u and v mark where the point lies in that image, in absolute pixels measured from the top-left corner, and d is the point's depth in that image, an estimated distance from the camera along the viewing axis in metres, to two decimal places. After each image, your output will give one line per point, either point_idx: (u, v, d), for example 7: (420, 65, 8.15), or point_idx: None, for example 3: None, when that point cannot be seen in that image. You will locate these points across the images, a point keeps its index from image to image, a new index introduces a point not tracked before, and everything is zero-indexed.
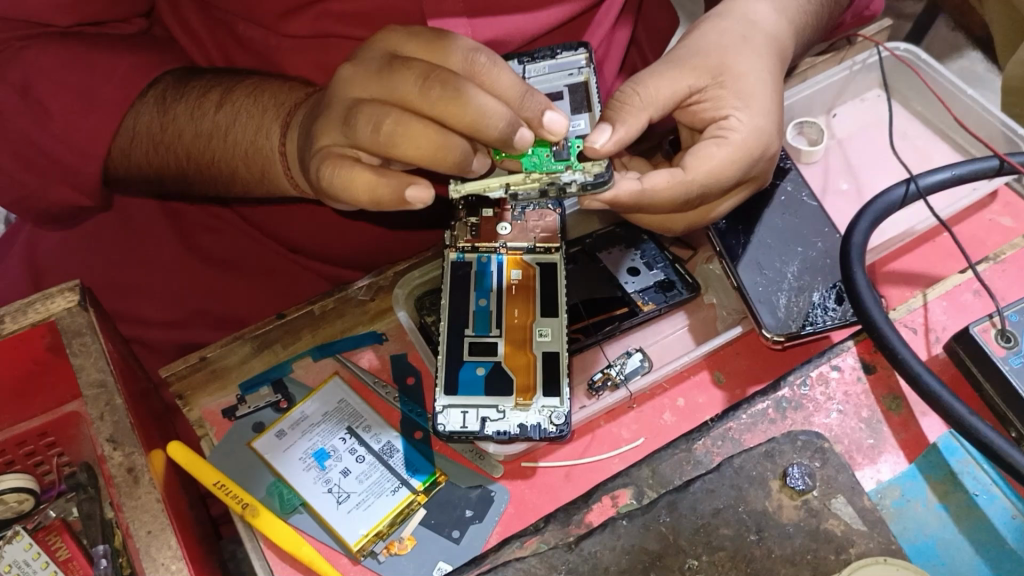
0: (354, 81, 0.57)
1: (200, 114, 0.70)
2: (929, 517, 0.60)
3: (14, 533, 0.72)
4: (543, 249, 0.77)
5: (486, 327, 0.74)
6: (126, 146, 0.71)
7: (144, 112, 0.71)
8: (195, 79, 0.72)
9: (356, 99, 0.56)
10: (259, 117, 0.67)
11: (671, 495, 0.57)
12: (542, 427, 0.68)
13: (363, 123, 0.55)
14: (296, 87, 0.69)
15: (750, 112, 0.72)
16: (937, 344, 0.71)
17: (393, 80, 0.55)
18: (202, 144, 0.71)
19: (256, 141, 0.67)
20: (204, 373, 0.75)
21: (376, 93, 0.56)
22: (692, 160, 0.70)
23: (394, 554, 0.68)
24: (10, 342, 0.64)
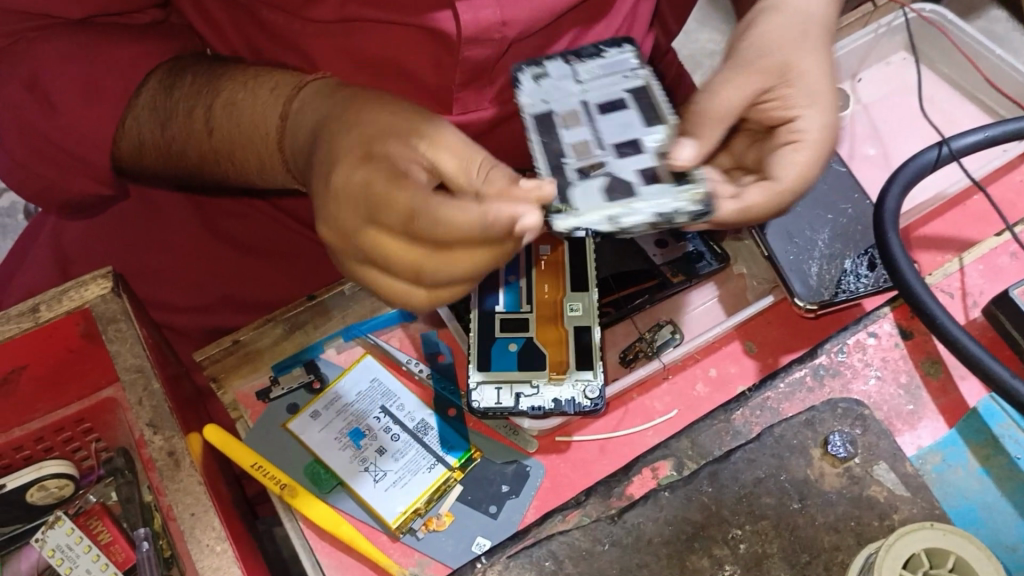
0: (340, 192, 0.52)
1: (197, 110, 0.66)
2: (970, 481, 0.61)
3: (56, 518, 0.73)
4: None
5: (516, 303, 0.74)
6: (130, 154, 0.68)
7: (142, 109, 0.67)
8: (179, 84, 0.67)
9: (355, 220, 0.52)
10: (252, 131, 0.63)
11: (712, 466, 0.58)
12: (577, 402, 0.68)
13: (359, 242, 0.52)
14: (280, 87, 0.63)
15: (820, 110, 0.67)
16: (975, 308, 0.70)
17: (366, 201, 0.51)
18: (206, 143, 0.66)
19: (261, 138, 0.63)
20: (239, 357, 0.76)
21: (359, 210, 0.51)
22: (777, 169, 0.66)
23: (433, 531, 0.68)
24: (46, 331, 0.64)
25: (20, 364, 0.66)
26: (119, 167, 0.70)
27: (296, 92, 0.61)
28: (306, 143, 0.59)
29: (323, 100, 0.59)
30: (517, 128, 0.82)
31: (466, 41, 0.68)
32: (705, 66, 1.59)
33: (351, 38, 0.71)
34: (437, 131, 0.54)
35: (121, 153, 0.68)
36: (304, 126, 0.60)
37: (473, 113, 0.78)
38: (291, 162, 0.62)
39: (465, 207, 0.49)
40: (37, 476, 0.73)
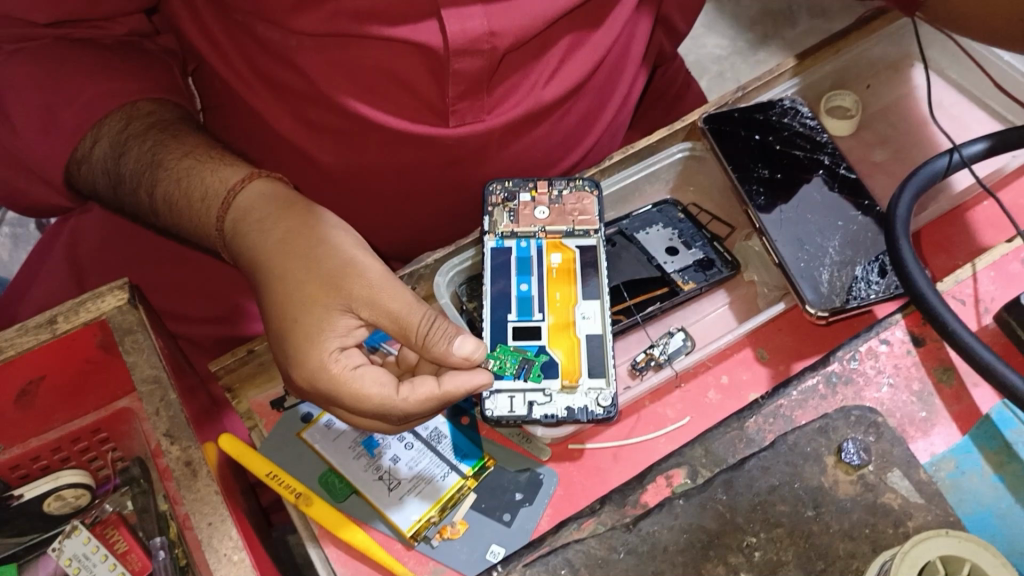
0: (306, 386, 0.64)
1: (143, 187, 0.72)
2: (985, 488, 0.61)
3: (73, 528, 0.73)
4: (582, 231, 0.77)
5: (529, 312, 0.74)
6: (87, 189, 0.76)
7: (97, 170, 0.73)
8: (128, 154, 0.72)
9: (320, 401, 0.66)
10: (193, 223, 0.70)
11: (727, 474, 0.58)
12: (590, 410, 0.68)
13: (328, 404, 0.66)
14: (213, 200, 0.69)
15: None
16: (987, 314, 0.71)
17: (329, 383, 0.63)
18: (153, 217, 0.73)
19: (200, 229, 0.70)
20: (251, 368, 0.77)
21: (321, 383, 0.63)
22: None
23: (447, 539, 0.68)
24: (63, 342, 0.65)
25: (37, 375, 0.66)
26: (73, 185, 0.76)
27: (230, 206, 0.68)
28: (249, 266, 0.67)
29: (259, 228, 0.66)
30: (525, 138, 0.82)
31: (457, 53, 0.69)
32: (710, 71, 1.60)
33: (343, 50, 0.72)
34: (372, 296, 0.65)
35: (76, 179, 0.74)
36: (247, 254, 0.67)
37: (470, 126, 0.77)
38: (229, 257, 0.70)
39: (425, 387, 0.62)
40: (54, 486, 0.73)
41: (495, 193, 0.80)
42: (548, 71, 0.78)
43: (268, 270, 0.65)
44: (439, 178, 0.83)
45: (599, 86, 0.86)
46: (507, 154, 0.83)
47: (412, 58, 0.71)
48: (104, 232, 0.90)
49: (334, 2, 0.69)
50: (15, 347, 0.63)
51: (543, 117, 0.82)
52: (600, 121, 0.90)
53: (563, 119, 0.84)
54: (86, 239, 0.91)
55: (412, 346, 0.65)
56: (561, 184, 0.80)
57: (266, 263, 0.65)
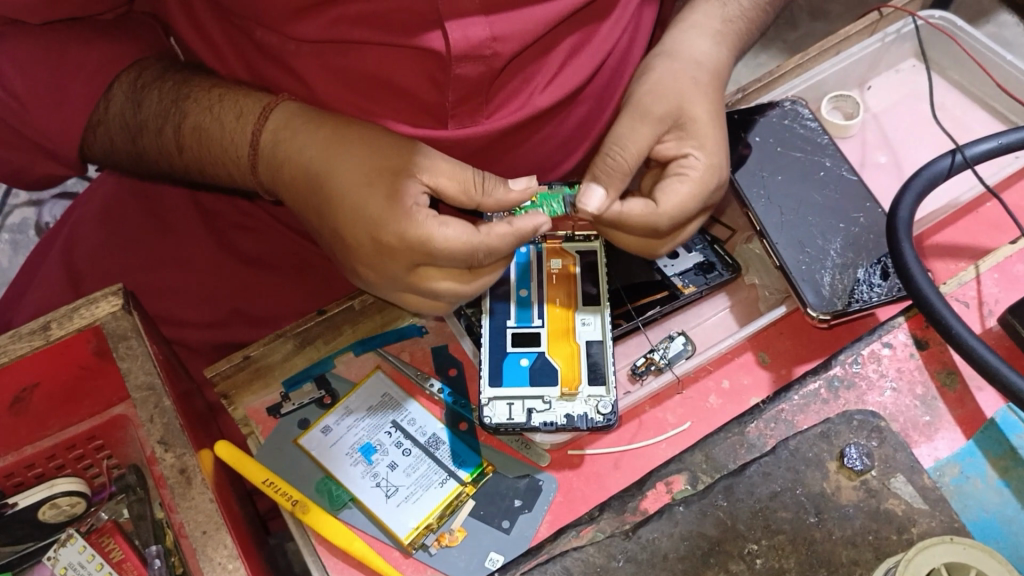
0: (397, 244, 0.64)
1: (167, 117, 0.70)
2: (989, 493, 0.61)
3: (69, 536, 0.71)
4: (581, 237, 0.77)
5: (528, 318, 0.73)
6: (100, 153, 0.74)
7: (116, 108, 0.70)
8: (147, 99, 0.70)
9: (405, 265, 0.66)
10: (224, 148, 0.68)
11: (727, 480, 0.58)
12: (589, 417, 0.67)
13: (406, 268, 0.66)
14: (250, 113, 0.67)
15: (707, 148, 0.71)
16: (991, 317, 0.70)
17: (417, 234, 0.63)
18: (177, 146, 0.71)
19: (229, 144, 0.68)
20: (249, 373, 0.75)
21: (409, 238, 0.63)
22: (659, 196, 0.69)
23: (445, 547, 0.68)
24: (55, 349, 0.64)
25: (31, 381, 0.65)
26: (83, 155, 0.74)
27: (268, 117, 0.66)
28: (301, 177, 0.66)
29: (302, 132, 0.65)
30: (523, 139, 0.82)
31: (456, 59, 0.68)
32: None
33: (345, 56, 0.71)
34: (430, 159, 0.65)
35: (89, 148, 0.73)
36: (298, 161, 0.65)
37: (467, 128, 0.76)
38: (265, 178, 0.68)
39: (504, 225, 0.65)
40: (49, 493, 0.73)
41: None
42: (547, 73, 0.77)
43: (322, 170, 0.65)
44: None
45: (601, 89, 0.85)
46: (505, 156, 0.83)
47: (414, 65, 0.70)
48: (100, 236, 0.90)
49: (338, 9, 0.67)
50: (8, 354, 0.62)
51: (545, 119, 0.81)
52: (601, 123, 0.89)
53: (566, 122, 0.83)
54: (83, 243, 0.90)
55: (472, 202, 0.66)
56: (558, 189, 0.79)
57: (322, 159, 0.65)
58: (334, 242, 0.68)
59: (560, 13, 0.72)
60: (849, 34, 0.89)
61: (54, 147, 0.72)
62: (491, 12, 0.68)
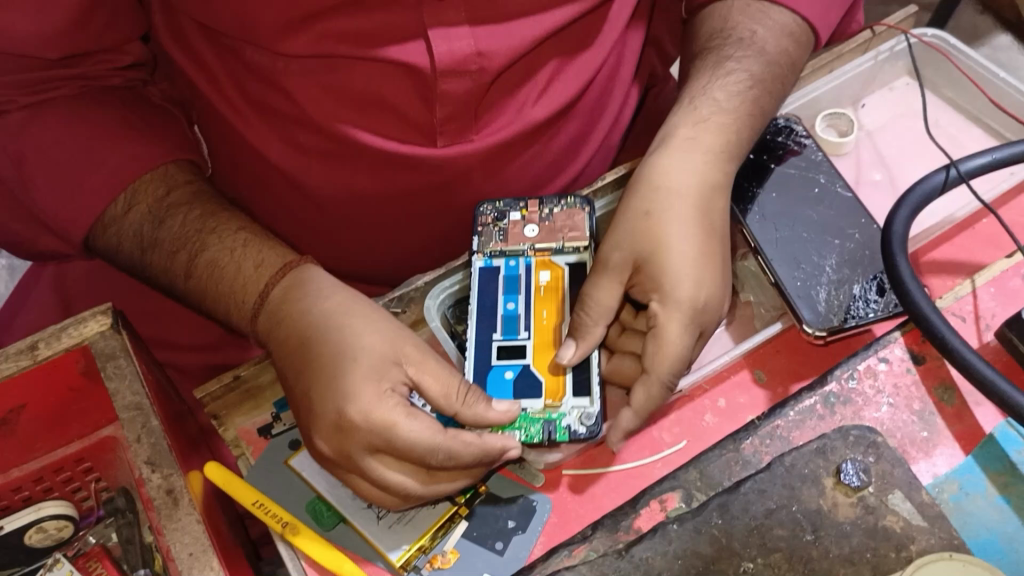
0: (358, 420, 0.63)
1: (184, 243, 0.74)
2: (990, 510, 0.60)
3: (54, 560, 0.69)
4: (571, 248, 0.75)
5: (514, 330, 0.72)
6: (106, 246, 0.77)
7: (137, 215, 0.75)
8: (170, 220, 0.75)
9: (361, 446, 0.63)
10: (232, 289, 0.72)
11: (722, 497, 0.57)
12: (571, 428, 0.65)
13: (360, 439, 0.63)
14: (258, 278, 0.71)
15: (675, 291, 0.70)
16: (988, 331, 0.69)
17: (395, 438, 0.63)
18: (185, 274, 0.74)
19: (237, 290, 0.72)
20: (239, 394, 0.74)
21: (380, 432, 0.63)
22: (648, 360, 0.68)
23: (437, 569, 0.66)
24: (43, 370, 0.63)
25: (19, 403, 0.65)
26: (87, 240, 0.77)
27: (283, 275, 0.71)
28: (289, 344, 0.68)
29: (311, 297, 0.69)
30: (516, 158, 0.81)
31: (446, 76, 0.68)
32: None
33: (336, 73, 0.72)
34: (422, 356, 0.67)
35: (97, 239, 0.77)
36: (294, 324, 0.69)
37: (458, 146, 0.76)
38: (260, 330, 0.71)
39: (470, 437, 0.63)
40: (37, 516, 0.72)
41: (484, 215, 0.78)
42: (533, 90, 0.77)
43: (328, 322, 0.68)
44: (431, 200, 0.82)
45: (592, 104, 0.85)
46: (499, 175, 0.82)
47: (404, 82, 0.71)
48: (93, 258, 0.89)
49: (324, 23, 0.68)
50: None
51: (536, 137, 0.81)
52: (593, 142, 0.89)
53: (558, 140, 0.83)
54: (75, 266, 0.90)
55: (450, 408, 0.65)
56: (552, 202, 0.78)
57: (316, 322, 0.68)
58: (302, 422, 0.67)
59: (549, 29, 0.72)
60: (842, 52, 0.90)
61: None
62: (476, 23, 0.69)
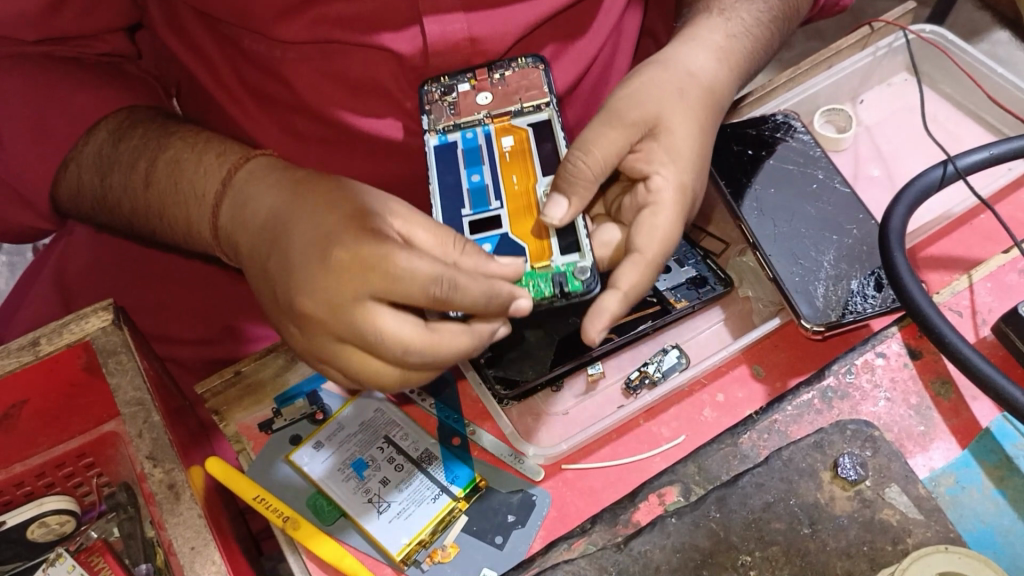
0: (348, 258, 0.54)
1: (143, 148, 0.69)
2: (986, 503, 0.60)
3: (56, 555, 0.70)
4: (531, 108, 0.71)
5: (484, 202, 0.68)
6: (70, 198, 0.72)
7: (96, 141, 0.71)
8: (127, 138, 0.70)
9: (354, 292, 0.54)
10: (193, 189, 0.65)
11: (720, 491, 0.57)
12: (566, 288, 0.62)
13: (345, 287, 0.54)
14: (218, 171, 0.65)
15: (676, 168, 0.68)
16: (985, 326, 0.70)
17: (393, 275, 0.53)
18: (145, 188, 0.68)
19: (196, 183, 0.65)
20: (240, 388, 0.76)
21: (371, 279, 0.54)
22: (639, 236, 0.65)
23: (438, 563, 0.67)
24: (45, 366, 0.63)
25: (20, 399, 0.65)
26: (56, 203, 0.73)
27: (244, 162, 0.64)
28: (255, 225, 0.61)
29: (270, 179, 0.62)
30: None
31: None
32: None
33: (330, 61, 0.72)
34: (408, 212, 0.60)
35: (61, 197, 0.72)
36: (259, 205, 0.61)
37: None
38: (223, 227, 0.64)
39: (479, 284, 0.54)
40: (38, 512, 0.72)
41: (430, 93, 0.72)
42: None
43: (295, 186, 0.60)
44: None
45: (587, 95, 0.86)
46: None
47: None
48: (92, 253, 0.89)
49: (317, 9, 0.68)
50: None
51: None
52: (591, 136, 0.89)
53: None
54: (75, 261, 0.90)
55: (446, 258, 0.58)
56: (500, 67, 0.73)
57: (275, 207, 0.60)
58: (280, 289, 0.58)
59: (543, 16, 0.73)
60: (841, 47, 0.90)
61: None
62: (470, 10, 0.70)
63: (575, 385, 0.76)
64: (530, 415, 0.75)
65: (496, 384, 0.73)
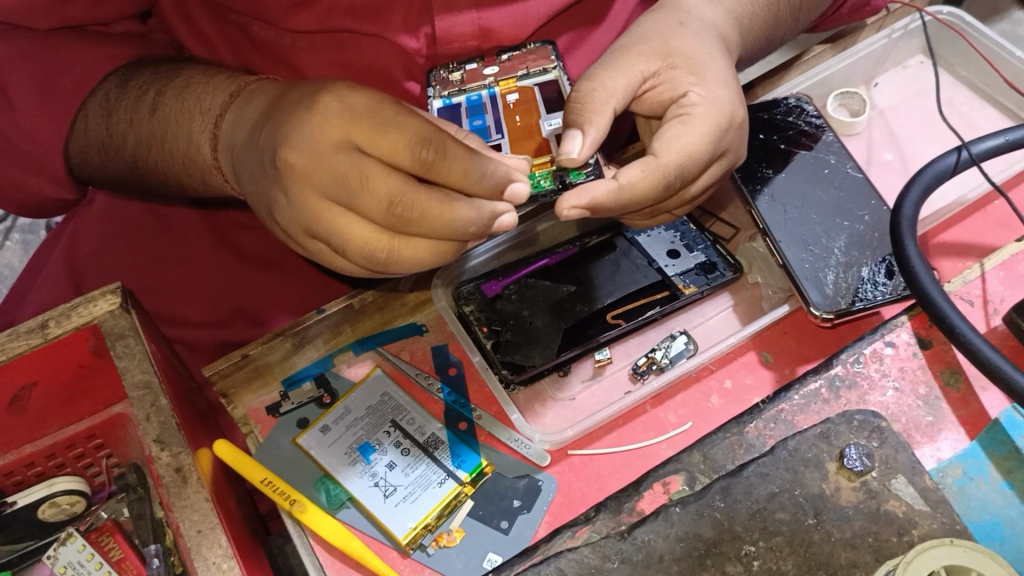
0: (329, 105, 0.53)
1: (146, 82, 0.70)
2: (993, 495, 0.60)
3: (68, 534, 0.70)
4: (538, 71, 0.69)
5: (485, 136, 0.65)
6: (81, 149, 0.72)
7: (106, 88, 0.72)
8: (133, 77, 0.71)
9: (342, 139, 0.52)
10: (195, 101, 0.66)
11: (725, 480, 0.57)
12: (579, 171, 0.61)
13: (334, 129, 0.52)
14: (219, 88, 0.65)
15: (707, 84, 0.66)
16: (996, 315, 0.69)
17: (386, 123, 0.52)
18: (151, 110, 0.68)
19: (199, 94, 0.66)
20: (247, 371, 0.73)
21: (362, 122, 0.52)
22: (659, 145, 0.62)
23: (443, 547, 0.67)
24: (55, 348, 0.63)
25: (30, 381, 0.65)
26: (72, 169, 0.74)
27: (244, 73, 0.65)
28: (249, 124, 0.59)
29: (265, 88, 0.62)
30: None
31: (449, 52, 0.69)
32: None
33: (341, 48, 0.73)
34: None
35: (72, 144, 0.72)
36: (255, 98, 0.61)
37: None
38: (220, 130, 0.62)
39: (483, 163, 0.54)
40: (49, 492, 0.72)
41: (436, 74, 0.71)
42: None
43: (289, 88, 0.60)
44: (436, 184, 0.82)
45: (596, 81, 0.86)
46: None
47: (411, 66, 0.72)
48: (103, 235, 0.90)
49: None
50: (5, 353, 0.61)
51: None
52: None
53: None
54: (85, 244, 0.90)
55: None
56: (507, 50, 0.71)
57: (271, 99, 0.60)
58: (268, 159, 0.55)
59: (553, 8, 0.74)
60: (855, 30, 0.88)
61: (62, 163, 0.73)
62: (481, 6, 0.71)
63: (582, 371, 0.75)
64: (537, 400, 0.75)
65: (502, 370, 0.73)
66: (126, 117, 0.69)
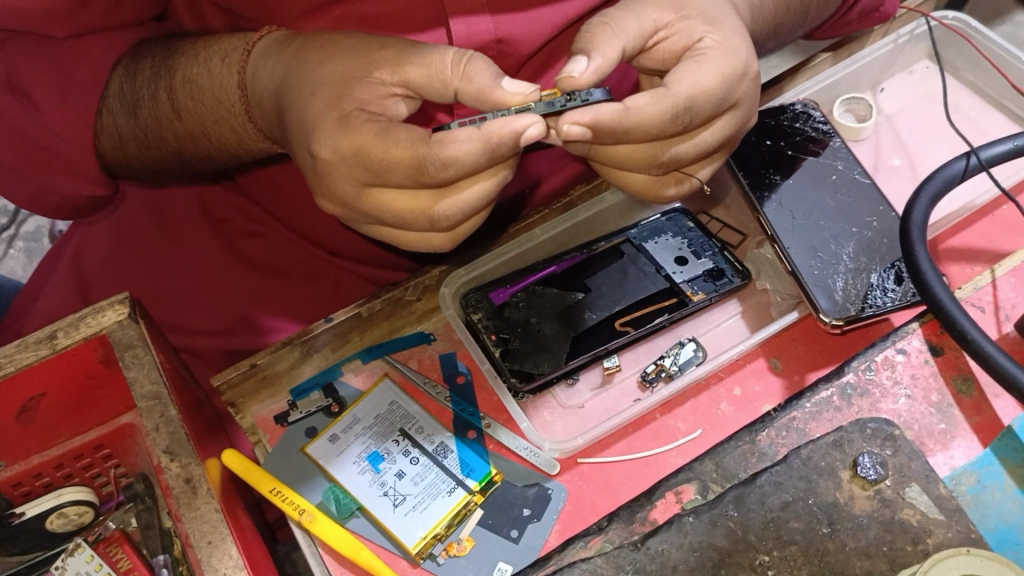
0: (330, 160, 0.55)
1: (157, 77, 0.70)
2: (1008, 502, 0.60)
3: (76, 544, 0.69)
4: None
5: None
6: (116, 155, 0.75)
7: (116, 83, 0.71)
8: (140, 70, 0.71)
9: (355, 183, 0.57)
10: (218, 102, 0.68)
11: (738, 489, 0.57)
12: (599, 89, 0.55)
13: (347, 180, 0.56)
14: (232, 82, 0.66)
15: (722, 32, 0.65)
16: (1008, 322, 0.69)
17: (382, 165, 0.54)
18: (179, 113, 0.70)
19: (217, 93, 0.67)
20: (255, 380, 0.74)
21: (360, 166, 0.55)
22: (674, 81, 0.59)
23: (454, 556, 0.66)
24: (64, 358, 0.63)
25: (39, 392, 0.65)
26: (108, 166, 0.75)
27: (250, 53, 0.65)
28: (271, 113, 0.63)
29: (271, 59, 0.62)
30: None
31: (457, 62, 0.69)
32: None
33: None
34: (401, 54, 0.56)
35: (105, 148, 0.74)
36: (267, 85, 0.62)
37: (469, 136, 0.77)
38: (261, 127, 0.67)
39: (469, 136, 0.51)
40: (57, 502, 0.72)
41: None
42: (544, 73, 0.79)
43: (291, 65, 0.60)
44: None
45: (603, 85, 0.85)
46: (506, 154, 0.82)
47: None
48: (109, 242, 0.90)
49: (338, 8, 0.69)
50: (14, 363, 0.61)
51: None
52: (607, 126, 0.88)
53: None
54: (93, 251, 0.90)
55: (447, 87, 0.54)
56: None
57: (280, 84, 0.60)
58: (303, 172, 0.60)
59: (562, 17, 0.74)
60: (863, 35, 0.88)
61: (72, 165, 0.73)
62: (496, 12, 0.70)
63: (590, 378, 0.75)
64: (546, 407, 0.74)
65: (511, 377, 0.73)
66: (154, 118, 0.71)
